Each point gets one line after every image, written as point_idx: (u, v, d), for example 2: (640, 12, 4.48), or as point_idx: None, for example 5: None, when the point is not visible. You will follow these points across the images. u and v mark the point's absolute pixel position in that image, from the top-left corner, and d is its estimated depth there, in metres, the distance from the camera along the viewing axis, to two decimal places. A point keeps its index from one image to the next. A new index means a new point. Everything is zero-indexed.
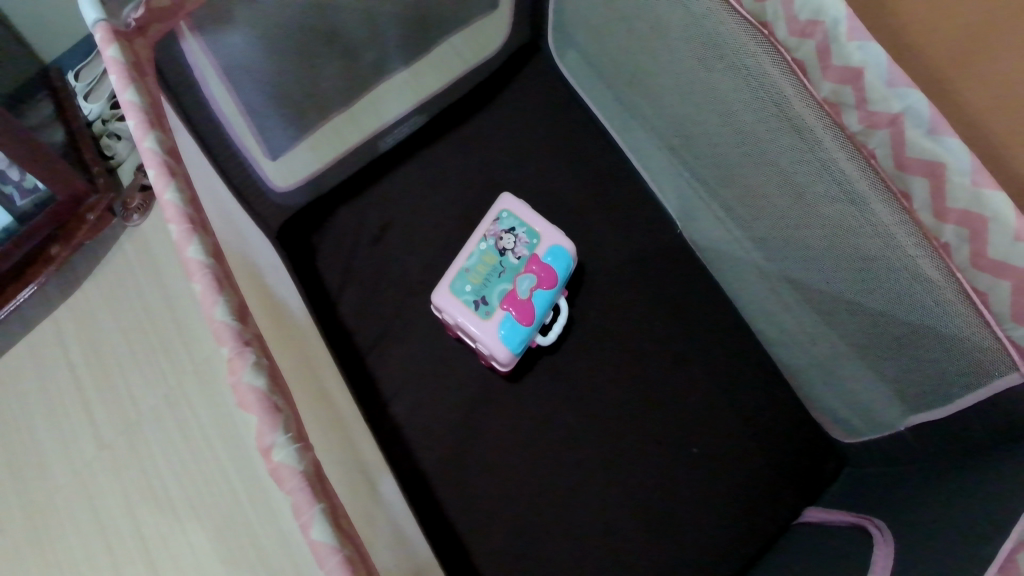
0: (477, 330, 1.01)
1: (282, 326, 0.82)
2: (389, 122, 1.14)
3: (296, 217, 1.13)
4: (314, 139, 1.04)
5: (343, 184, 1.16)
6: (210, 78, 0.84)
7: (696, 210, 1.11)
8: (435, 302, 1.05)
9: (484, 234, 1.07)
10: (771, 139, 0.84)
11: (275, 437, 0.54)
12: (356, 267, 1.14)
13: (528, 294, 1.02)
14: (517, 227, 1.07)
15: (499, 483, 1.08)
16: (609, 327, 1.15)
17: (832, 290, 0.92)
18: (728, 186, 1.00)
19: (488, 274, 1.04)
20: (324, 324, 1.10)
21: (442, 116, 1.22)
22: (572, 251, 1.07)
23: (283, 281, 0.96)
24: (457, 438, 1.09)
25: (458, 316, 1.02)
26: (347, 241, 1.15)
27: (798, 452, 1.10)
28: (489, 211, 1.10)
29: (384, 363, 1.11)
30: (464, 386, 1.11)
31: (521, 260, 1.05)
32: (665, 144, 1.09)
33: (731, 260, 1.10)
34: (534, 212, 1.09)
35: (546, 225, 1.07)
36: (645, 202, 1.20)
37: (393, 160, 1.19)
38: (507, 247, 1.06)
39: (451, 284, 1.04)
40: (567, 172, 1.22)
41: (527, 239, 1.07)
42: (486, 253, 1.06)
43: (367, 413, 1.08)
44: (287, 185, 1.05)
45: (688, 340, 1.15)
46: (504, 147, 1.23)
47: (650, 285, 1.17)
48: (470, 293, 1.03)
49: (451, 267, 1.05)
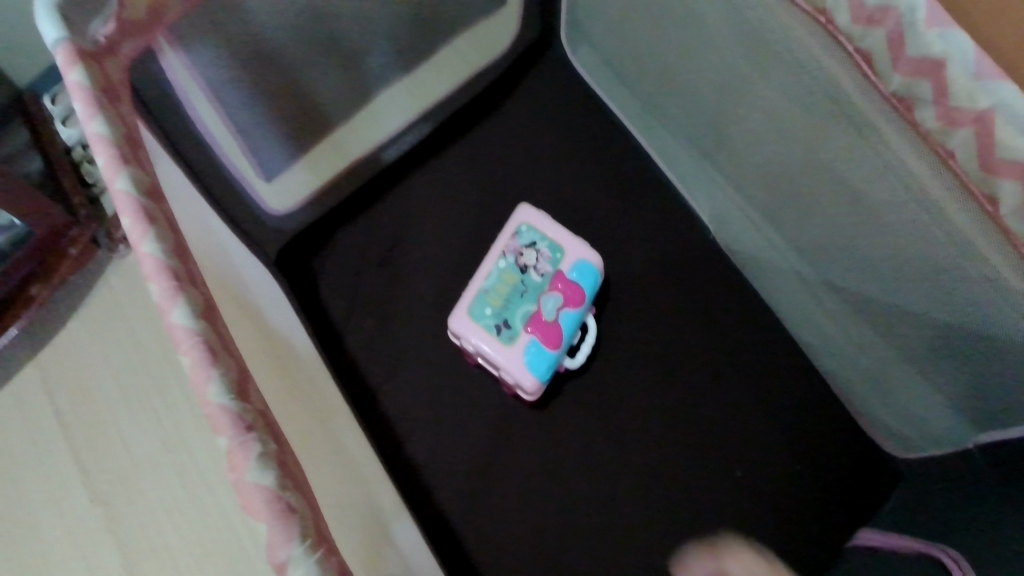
0: (500, 357, 0.93)
1: (282, 372, 0.74)
2: (393, 133, 1.06)
3: (294, 241, 1.04)
4: (311, 158, 0.95)
5: (344, 203, 1.07)
6: (194, 94, 0.77)
7: (731, 214, 1.03)
8: (452, 327, 0.96)
9: (503, 250, 0.99)
10: (822, 139, 0.75)
11: (289, 550, 0.45)
12: (363, 291, 1.06)
13: (555, 316, 0.94)
14: (538, 241, 0.99)
15: (528, 519, 1.00)
16: (638, 344, 1.07)
17: (891, 299, 0.83)
18: (769, 189, 0.91)
19: (509, 295, 0.96)
20: (332, 356, 1.02)
21: (449, 122, 1.13)
22: (598, 266, 0.99)
23: (284, 315, 0.88)
24: (480, 475, 1.01)
25: (478, 342, 0.94)
26: (353, 264, 1.06)
27: (852, 473, 1.02)
28: (507, 225, 1.01)
29: (397, 395, 1.03)
30: (485, 416, 1.03)
31: (544, 279, 0.97)
32: (694, 143, 1.01)
33: (772, 264, 1.02)
34: (556, 223, 1.00)
35: (571, 238, 0.99)
36: (671, 205, 1.12)
37: (398, 173, 1.10)
38: (528, 264, 0.98)
39: (469, 308, 0.95)
40: (587, 177, 1.13)
41: (549, 255, 0.98)
42: (505, 272, 0.97)
43: (381, 451, 1.00)
44: (285, 208, 0.97)
45: (725, 353, 1.07)
46: (518, 152, 1.14)
47: (682, 296, 1.08)
48: (490, 318, 0.95)
49: (468, 289, 0.97)
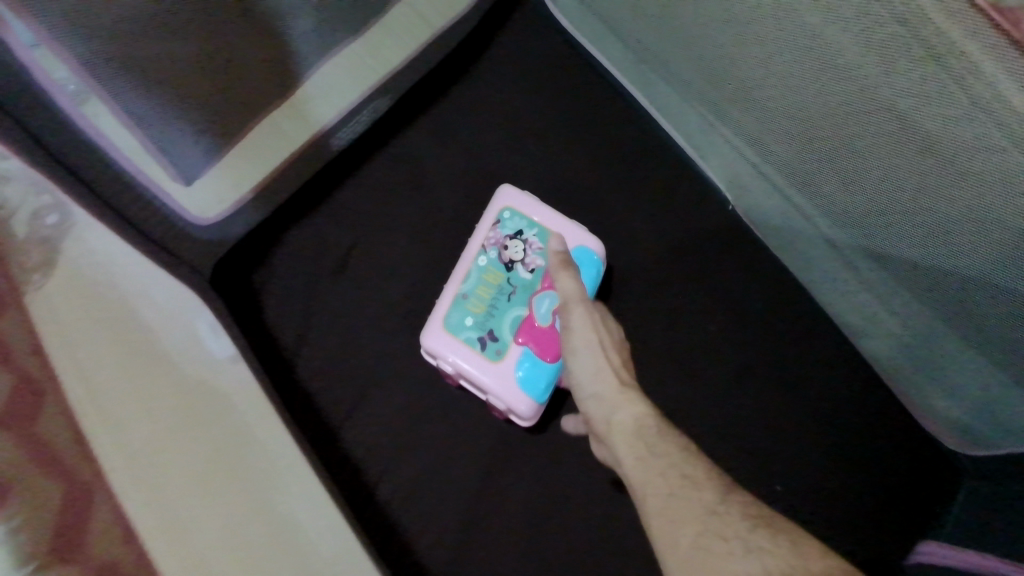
0: (488, 378, 0.78)
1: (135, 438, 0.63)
2: (342, 112, 0.87)
3: (231, 253, 0.88)
4: (245, 144, 0.80)
5: (290, 201, 0.92)
6: (82, 98, 0.63)
7: (750, 181, 0.89)
8: (425, 346, 0.80)
9: (483, 244, 0.82)
10: (874, 75, 0.59)
11: None
12: (317, 304, 0.90)
13: (550, 318, 0.79)
14: (525, 229, 0.83)
15: (539, 562, 0.85)
16: (649, 340, 0.94)
17: (961, 276, 0.68)
18: (801, 148, 0.75)
19: (493, 298, 0.80)
20: (286, 387, 0.87)
21: (409, 98, 0.97)
22: (599, 252, 0.83)
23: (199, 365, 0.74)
24: (479, 515, 0.86)
25: (460, 361, 0.78)
26: (302, 272, 0.91)
27: (901, 468, 0.91)
28: (486, 213, 0.84)
29: (367, 425, 0.87)
30: (478, 444, 0.88)
31: (535, 274, 0.81)
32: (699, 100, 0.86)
33: (803, 235, 0.87)
34: (544, 204, 0.84)
35: (565, 222, 0.83)
36: (678, 177, 0.98)
37: (353, 161, 0.95)
38: (514, 258, 0.82)
39: (446, 318, 0.79)
40: (579, 149, 0.99)
41: (539, 244, 0.83)
42: (487, 271, 0.81)
43: (358, 497, 0.85)
44: (215, 213, 0.81)
45: (748, 343, 0.94)
46: (497, 129, 0.99)
47: (696, 279, 0.96)
48: (472, 330, 0.79)
49: (443, 294, 0.80)
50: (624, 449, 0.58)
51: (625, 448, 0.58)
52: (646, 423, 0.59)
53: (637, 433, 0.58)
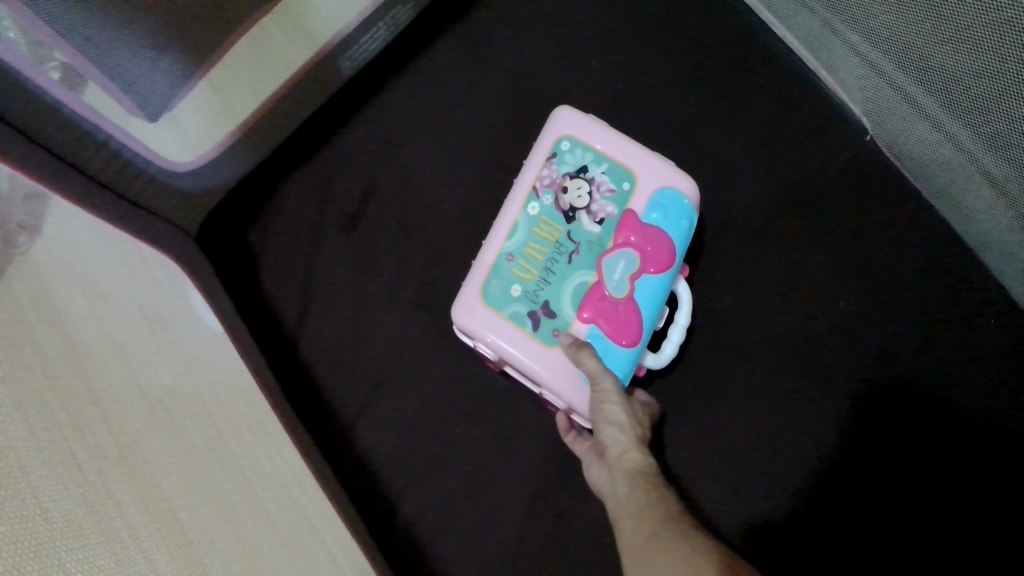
0: (543, 367, 0.60)
1: (89, 376, 0.46)
2: (350, 26, 0.71)
3: (222, 208, 0.78)
4: (216, 73, 0.62)
5: (289, 142, 0.80)
6: (34, 49, 0.49)
7: (883, 101, 0.69)
8: (459, 325, 0.63)
9: (534, 186, 0.64)
10: None
11: None
12: (325, 260, 0.78)
13: (625, 289, 0.61)
14: (590, 165, 0.64)
15: (594, 544, 0.73)
16: (745, 308, 0.78)
17: None
18: (944, 48, 0.55)
19: (549, 259, 0.62)
20: (289, 355, 0.76)
21: (433, 8, 0.82)
22: (689, 198, 0.64)
23: (188, 338, 0.62)
24: (522, 488, 0.74)
25: (506, 345, 0.61)
26: (303, 223, 0.79)
27: None
28: (537, 143, 0.65)
29: (397, 396, 0.75)
30: (524, 410, 0.75)
31: (603, 228, 0.63)
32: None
33: (950, 169, 0.67)
34: (617, 133, 0.65)
35: (645, 158, 0.64)
36: (775, 83, 0.80)
37: (367, 86, 0.81)
38: (575, 205, 0.63)
39: (485, 288, 0.62)
40: (652, 59, 0.81)
41: (610, 187, 0.64)
42: (540, 222, 0.63)
43: (384, 463, 0.74)
44: (184, 157, 0.67)
45: (854, 287, 0.78)
46: (552, 34, 0.82)
47: (804, 229, 0.79)
48: (519, 304, 0.61)
49: (482, 256, 0.63)
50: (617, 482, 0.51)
51: (619, 484, 0.51)
52: (648, 466, 0.51)
53: (636, 470, 0.51)
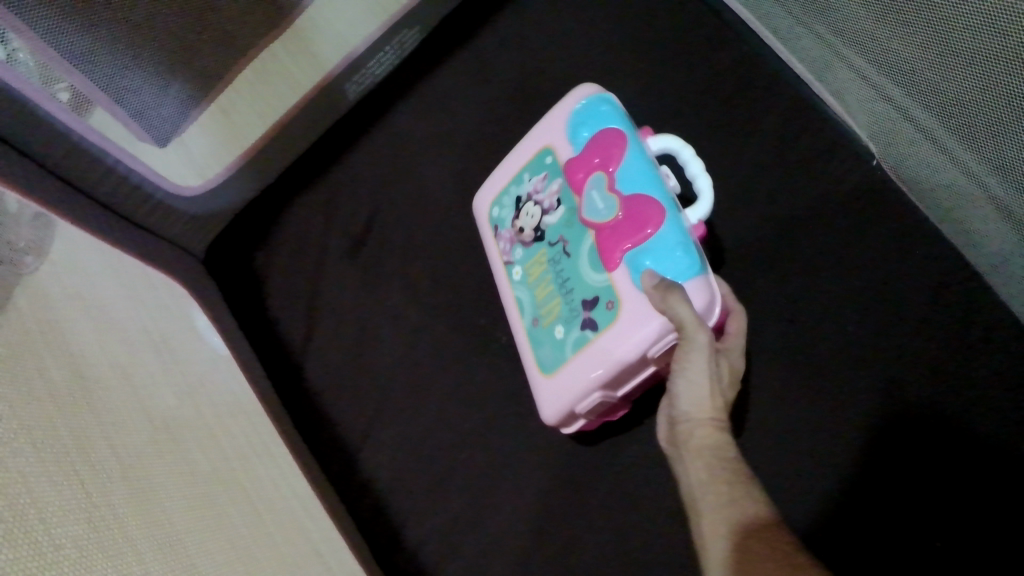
0: (623, 350, 0.56)
1: (93, 391, 0.47)
2: (359, 52, 0.72)
3: (227, 232, 0.81)
4: (228, 101, 0.63)
5: (293, 169, 0.82)
6: (43, 71, 0.50)
7: (881, 125, 0.69)
8: (551, 418, 0.62)
9: (506, 258, 0.67)
10: None
11: None
12: (327, 288, 0.79)
13: (615, 202, 0.59)
14: (518, 190, 0.68)
15: None
16: (761, 335, 0.73)
17: None
18: (943, 72, 0.55)
19: (557, 273, 0.63)
20: (288, 380, 0.77)
21: (437, 36, 0.84)
22: (592, 92, 0.64)
23: (195, 362, 0.62)
24: None
25: (588, 378, 0.58)
26: (308, 248, 0.80)
27: None
28: (484, 237, 0.71)
29: (394, 425, 0.75)
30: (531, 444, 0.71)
31: (563, 198, 0.63)
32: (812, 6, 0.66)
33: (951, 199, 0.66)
34: (515, 153, 0.69)
35: (540, 133, 0.67)
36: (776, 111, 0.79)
37: (372, 112, 0.83)
38: (534, 221, 0.65)
39: (541, 361, 0.62)
40: (650, 84, 0.81)
41: (541, 177, 0.66)
42: (528, 267, 0.65)
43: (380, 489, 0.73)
44: (192, 181, 0.68)
45: (886, 317, 0.71)
46: (554, 62, 0.82)
47: (822, 255, 0.74)
48: (573, 331, 0.60)
49: (523, 346, 0.64)
50: (693, 464, 0.48)
51: (694, 466, 0.48)
52: (727, 452, 0.48)
53: (716, 453, 0.48)
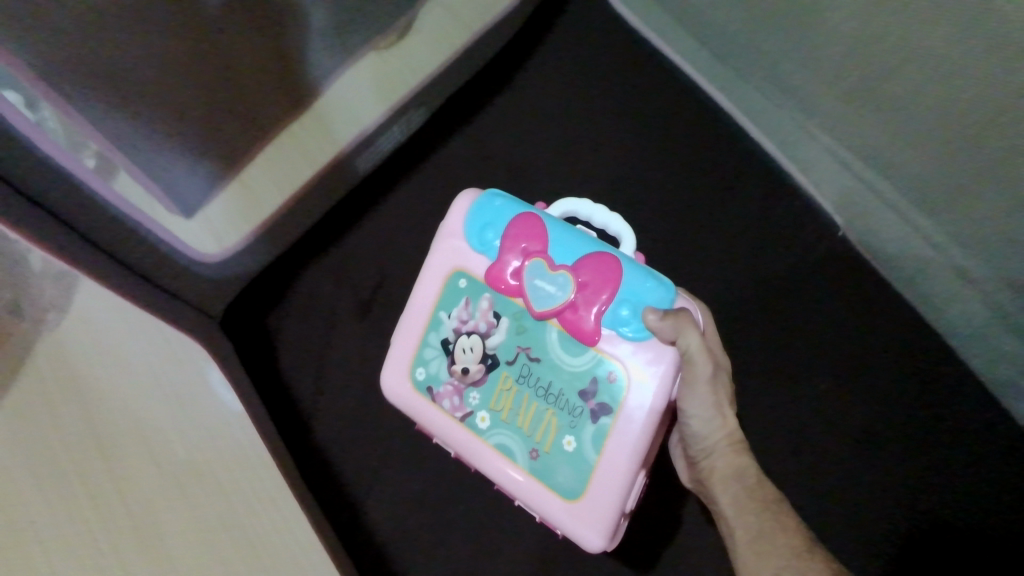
0: (652, 409, 0.58)
1: None
2: (369, 128, 0.78)
3: (243, 295, 0.84)
4: (249, 174, 0.70)
5: (307, 236, 0.86)
6: (71, 139, 0.56)
7: (851, 197, 0.75)
8: (603, 536, 0.59)
9: (462, 412, 0.63)
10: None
11: None
12: (337, 346, 0.84)
13: (566, 278, 0.59)
14: (441, 335, 0.64)
15: None
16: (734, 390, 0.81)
17: None
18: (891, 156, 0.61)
19: (534, 388, 0.61)
20: (300, 436, 0.81)
21: (446, 110, 0.90)
22: (471, 197, 0.63)
23: (215, 421, 0.67)
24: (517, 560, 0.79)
25: (626, 464, 0.58)
26: (321, 308, 0.85)
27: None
28: (420, 410, 0.65)
29: (401, 473, 0.81)
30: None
31: (499, 310, 0.62)
32: (785, 93, 0.72)
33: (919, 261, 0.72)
34: (410, 307, 0.66)
35: (435, 263, 0.64)
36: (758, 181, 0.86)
37: (384, 182, 0.88)
38: (482, 353, 0.62)
39: (563, 487, 0.60)
40: (641, 156, 0.88)
41: (462, 307, 0.63)
42: (497, 402, 0.62)
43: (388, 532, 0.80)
44: (216, 248, 0.73)
45: None
46: (553, 134, 0.89)
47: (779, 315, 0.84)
48: (584, 434, 0.60)
49: (533, 487, 0.61)
50: (720, 490, 0.61)
51: (721, 492, 0.61)
52: (746, 475, 0.60)
53: (736, 477, 0.60)
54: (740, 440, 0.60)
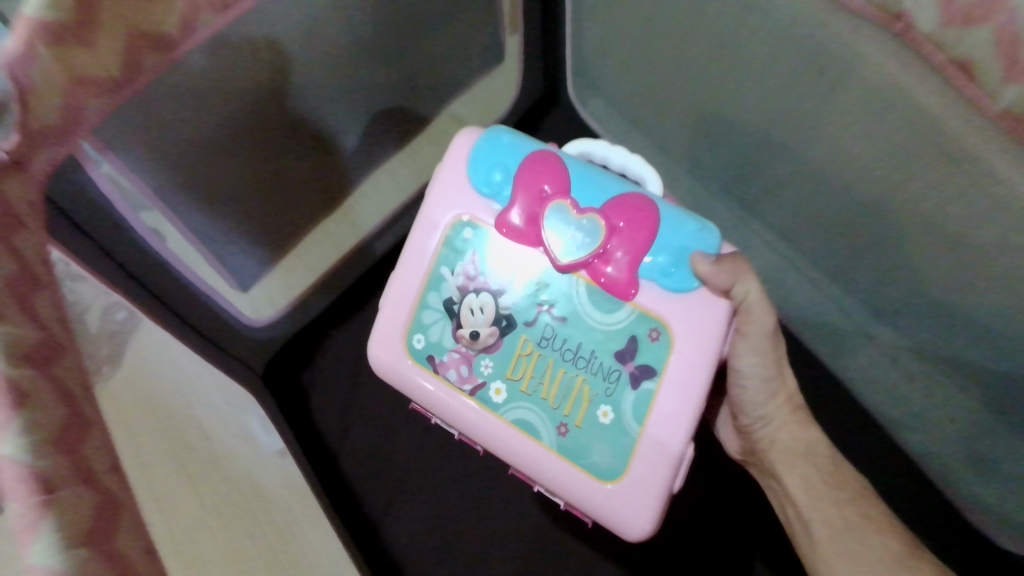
0: (699, 373, 0.61)
1: (203, 460, 0.68)
2: (382, 222, 0.96)
3: (281, 354, 1.00)
4: (291, 259, 0.87)
5: (332, 306, 1.01)
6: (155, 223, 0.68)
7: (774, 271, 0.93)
8: (649, 512, 0.62)
9: (472, 380, 0.66)
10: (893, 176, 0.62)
11: None
12: (358, 399, 1.00)
13: (594, 219, 0.62)
14: (448, 295, 0.67)
15: None
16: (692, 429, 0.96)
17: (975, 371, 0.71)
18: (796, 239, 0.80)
19: (562, 353, 0.65)
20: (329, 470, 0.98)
21: None
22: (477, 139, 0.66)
23: (263, 458, 0.81)
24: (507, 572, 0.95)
25: (679, 427, 0.62)
26: (342, 368, 1.00)
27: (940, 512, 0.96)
28: (416, 381, 0.67)
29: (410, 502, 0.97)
30: (514, 509, 0.97)
31: (513, 270, 0.65)
32: (718, 188, 0.91)
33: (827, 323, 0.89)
34: (406, 269, 0.68)
35: (441, 213, 0.67)
36: None
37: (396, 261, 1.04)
38: (496, 311, 0.65)
39: (602, 462, 0.63)
40: None
41: (470, 264, 0.66)
42: (521, 367, 0.65)
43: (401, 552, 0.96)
44: (262, 317, 0.89)
45: None
46: None
47: None
48: (623, 402, 0.63)
49: (567, 464, 0.63)
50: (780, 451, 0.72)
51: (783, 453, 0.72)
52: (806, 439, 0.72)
53: (793, 439, 0.72)
54: (798, 407, 0.71)
